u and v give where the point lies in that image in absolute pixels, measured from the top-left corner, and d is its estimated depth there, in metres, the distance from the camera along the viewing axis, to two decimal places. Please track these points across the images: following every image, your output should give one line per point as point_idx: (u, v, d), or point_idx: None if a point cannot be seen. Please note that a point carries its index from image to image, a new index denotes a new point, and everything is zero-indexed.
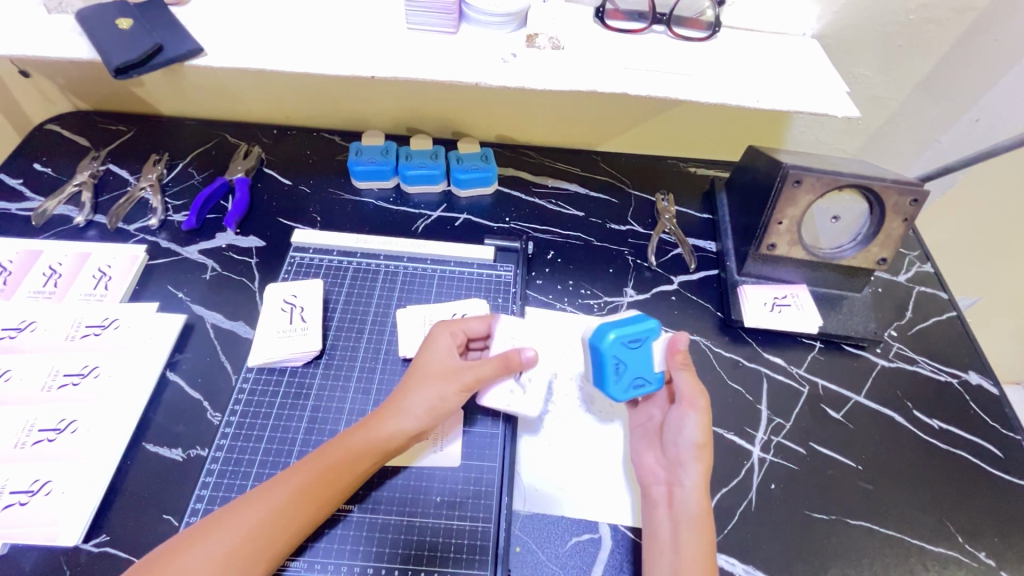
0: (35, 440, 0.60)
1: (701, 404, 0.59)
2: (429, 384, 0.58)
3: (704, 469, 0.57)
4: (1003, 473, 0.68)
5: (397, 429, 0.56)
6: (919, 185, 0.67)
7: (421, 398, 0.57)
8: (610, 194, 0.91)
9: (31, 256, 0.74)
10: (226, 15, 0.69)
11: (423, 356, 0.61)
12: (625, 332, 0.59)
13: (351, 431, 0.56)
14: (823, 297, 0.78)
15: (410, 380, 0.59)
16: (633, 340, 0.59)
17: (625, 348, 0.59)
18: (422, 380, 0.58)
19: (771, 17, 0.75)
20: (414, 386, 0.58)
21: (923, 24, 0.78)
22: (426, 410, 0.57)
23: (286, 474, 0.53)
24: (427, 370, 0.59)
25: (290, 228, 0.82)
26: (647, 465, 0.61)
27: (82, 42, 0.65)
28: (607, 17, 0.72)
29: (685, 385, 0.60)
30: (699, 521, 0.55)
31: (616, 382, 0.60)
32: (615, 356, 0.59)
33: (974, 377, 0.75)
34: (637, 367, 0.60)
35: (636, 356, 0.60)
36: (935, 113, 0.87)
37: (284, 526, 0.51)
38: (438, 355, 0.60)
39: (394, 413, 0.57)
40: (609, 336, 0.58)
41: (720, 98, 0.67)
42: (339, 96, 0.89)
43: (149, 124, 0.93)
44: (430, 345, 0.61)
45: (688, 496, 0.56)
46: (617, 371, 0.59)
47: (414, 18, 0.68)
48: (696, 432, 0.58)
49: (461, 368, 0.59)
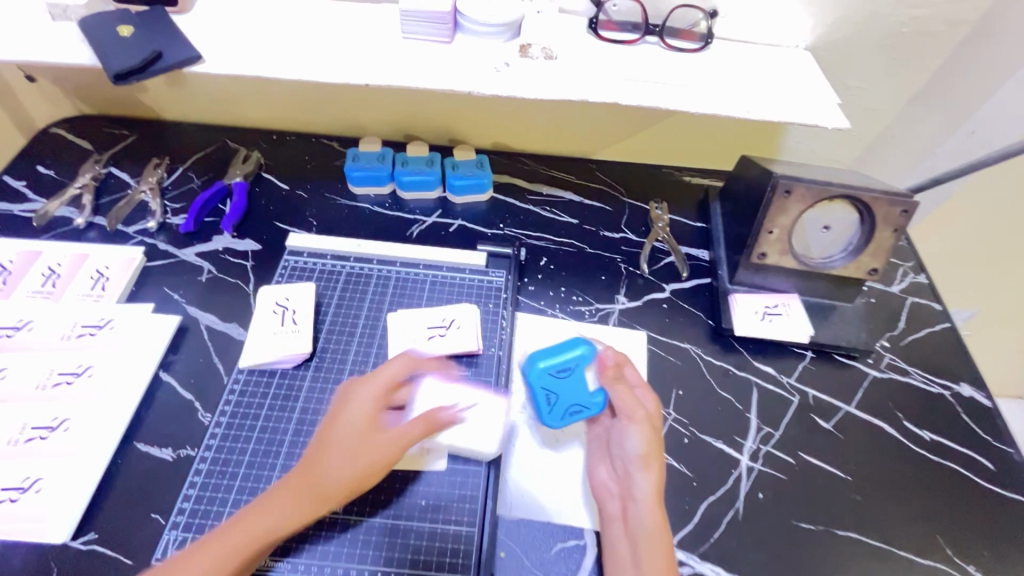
0: (28, 438, 0.61)
1: (641, 414, 0.61)
2: (343, 452, 0.53)
3: (655, 480, 0.58)
4: (994, 486, 0.67)
5: (327, 490, 0.52)
6: (907, 196, 0.67)
7: (339, 466, 0.53)
8: (605, 202, 0.91)
9: (31, 256, 0.75)
10: (226, 23, 0.70)
11: (342, 419, 0.55)
12: (552, 361, 0.66)
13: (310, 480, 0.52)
14: (814, 307, 0.78)
15: (327, 444, 0.54)
16: (560, 369, 0.66)
17: (554, 376, 0.65)
18: (336, 450, 0.53)
19: (763, 29, 0.76)
20: (331, 454, 0.53)
21: (916, 37, 0.78)
22: (350, 472, 0.53)
23: (260, 508, 0.51)
24: (343, 438, 0.54)
25: (286, 232, 0.83)
26: (601, 479, 0.62)
27: (85, 48, 0.66)
28: (600, 28, 0.74)
29: (622, 397, 0.62)
30: (657, 536, 0.55)
31: (549, 411, 0.64)
32: (543, 385, 0.65)
33: (966, 389, 0.75)
34: (570, 396, 0.64)
35: (566, 384, 0.65)
36: (929, 126, 0.88)
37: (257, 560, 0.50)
38: (361, 419, 0.55)
39: (321, 473, 0.52)
40: (539, 363, 0.66)
41: (710, 108, 0.68)
42: (338, 102, 0.90)
43: (151, 129, 0.94)
44: (349, 404, 0.56)
45: (641, 510, 0.56)
46: (548, 401, 0.64)
47: (410, 28, 0.69)
48: (640, 442, 0.59)
49: (384, 435, 0.55)
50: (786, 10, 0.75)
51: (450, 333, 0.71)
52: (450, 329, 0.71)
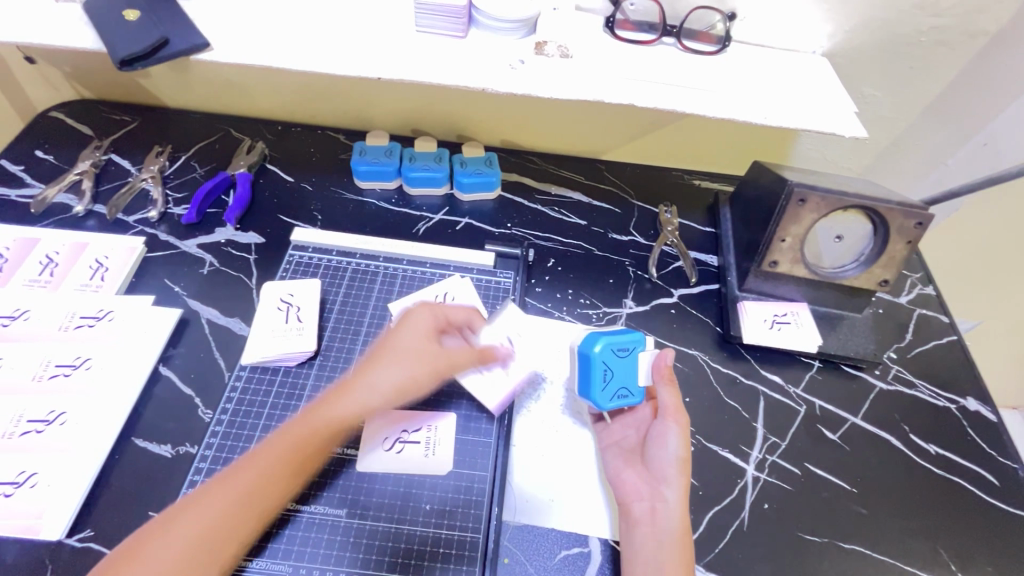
0: (23, 431, 0.59)
1: (682, 419, 0.61)
2: (397, 362, 0.56)
3: (685, 485, 0.58)
4: (999, 502, 0.67)
5: (358, 408, 0.53)
6: (923, 208, 0.67)
7: (385, 375, 0.55)
8: (613, 204, 0.90)
9: (28, 243, 0.74)
10: (234, 10, 0.68)
11: (394, 338, 0.58)
12: (616, 340, 0.62)
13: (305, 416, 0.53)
14: (823, 316, 0.77)
15: (380, 356, 0.57)
16: (620, 350, 0.62)
17: (615, 356, 0.62)
18: (386, 362, 0.56)
19: (781, 33, 0.75)
20: (379, 365, 0.56)
21: (934, 47, 0.77)
22: (389, 389, 0.55)
23: (242, 462, 0.50)
24: (399, 349, 0.57)
25: (290, 226, 0.82)
26: (628, 483, 0.60)
27: (89, 32, 0.65)
28: (617, 27, 0.72)
29: (670, 400, 0.62)
30: (682, 541, 0.55)
31: (601, 390, 0.62)
32: (604, 363, 0.62)
33: (972, 404, 0.75)
34: (622, 378, 0.62)
35: (621, 366, 0.63)
36: (942, 136, 0.87)
37: (249, 517, 0.48)
38: (414, 336, 0.58)
39: (357, 390, 0.54)
40: (601, 343, 0.62)
41: (727, 113, 0.67)
42: (345, 95, 0.89)
43: (153, 115, 0.92)
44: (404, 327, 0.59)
45: (671, 512, 0.56)
46: (603, 380, 0.62)
47: (423, 21, 0.67)
48: (679, 445, 0.60)
49: (434, 352, 0.58)
50: (805, 15, 0.74)
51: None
52: (445, 302, 0.72)
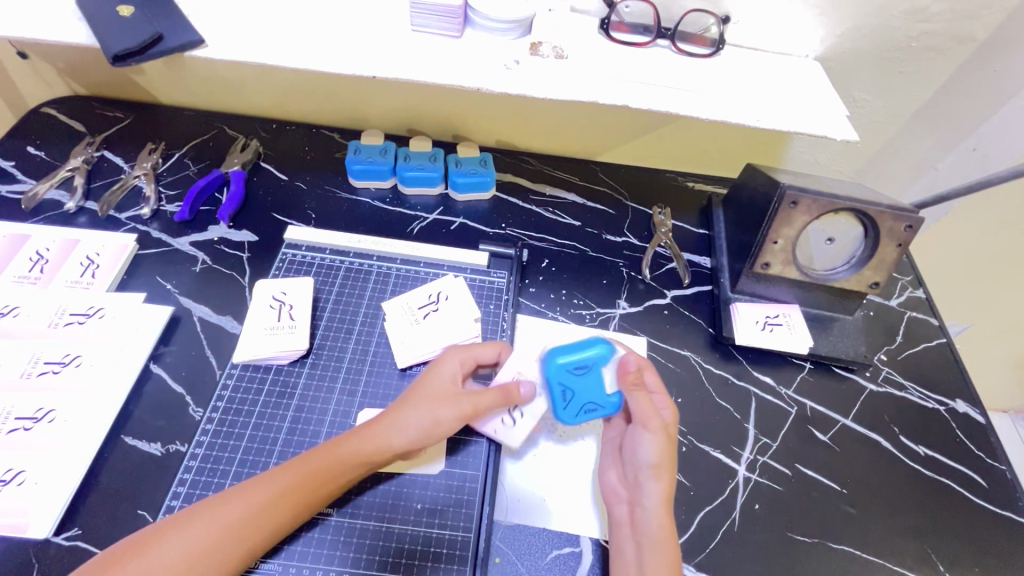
0: (11, 429, 0.59)
1: (657, 423, 0.58)
2: (427, 404, 0.57)
3: (665, 489, 0.56)
4: (987, 503, 0.68)
5: (387, 445, 0.55)
6: (913, 212, 0.67)
7: (413, 418, 0.56)
8: (607, 205, 0.91)
9: (19, 240, 0.73)
10: (229, 8, 0.68)
11: (426, 379, 0.59)
12: (572, 358, 0.59)
13: (343, 440, 0.55)
14: (815, 318, 0.78)
15: (412, 399, 0.58)
16: (580, 365, 0.59)
17: (572, 375, 0.60)
18: (416, 406, 0.57)
19: (774, 37, 0.76)
20: (410, 406, 0.57)
21: (924, 52, 0.78)
22: (418, 430, 0.56)
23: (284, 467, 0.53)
24: (428, 392, 0.58)
25: (284, 224, 0.82)
26: (609, 484, 0.60)
27: (82, 27, 0.64)
28: (612, 29, 0.73)
29: (639, 406, 0.58)
30: (661, 544, 0.54)
31: (564, 408, 0.60)
32: (560, 383, 0.59)
33: (961, 405, 0.75)
34: (586, 394, 0.60)
35: (584, 382, 0.60)
36: (933, 140, 0.88)
37: (261, 531, 0.50)
38: (444, 379, 0.59)
39: (389, 428, 0.55)
40: (557, 360, 0.59)
41: (721, 115, 0.67)
42: (340, 93, 0.89)
43: (147, 112, 0.92)
44: (437, 370, 0.60)
45: (649, 517, 0.55)
46: (564, 398, 0.60)
47: (418, 21, 0.68)
48: (652, 452, 0.57)
49: (462, 395, 0.58)
50: (797, 19, 0.74)
51: (442, 307, 0.72)
52: (439, 302, 0.73)
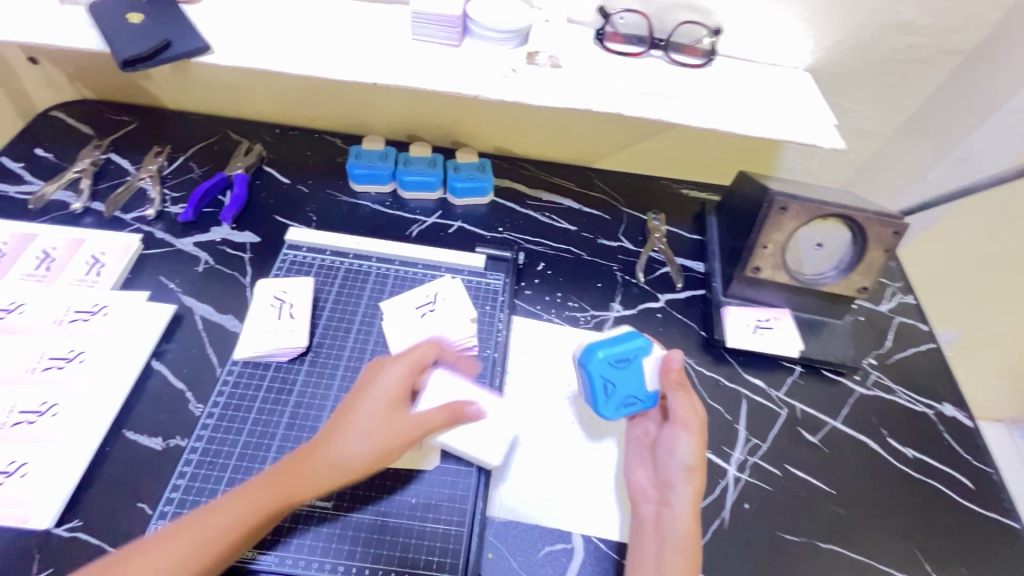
0: (15, 422, 0.60)
1: (694, 425, 0.61)
2: (366, 436, 0.52)
3: (695, 491, 0.59)
4: (973, 504, 0.69)
5: (325, 479, 0.51)
6: (899, 218, 0.69)
7: (355, 446, 0.51)
8: (602, 210, 0.93)
9: (26, 239, 0.75)
10: (236, 16, 0.70)
11: (363, 401, 0.54)
12: (613, 351, 0.63)
13: (285, 470, 0.51)
14: (804, 322, 0.79)
15: (348, 426, 0.52)
16: (622, 359, 0.63)
17: (614, 367, 0.63)
18: (355, 434, 0.52)
19: (765, 48, 0.78)
20: (348, 437, 0.52)
21: (911, 64, 0.80)
22: (365, 456, 0.51)
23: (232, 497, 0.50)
24: (365, 419, 0.52)
25: (285, 226, 0.84)
26: (638, 482, 0.63)
27: (93, 34, 0.67)
28: (606, 39, 0.75)
29: (679, 406, 0.61)
30: (686, 543, 0.56)
31: (606, 401, 0.63)
32: (602, 375, 0.62)
33: (949, 409, 0.76)
34: (628, 387, 0.63)
35: (625, 375, 0.63)
36: (920, 150, 0.90)
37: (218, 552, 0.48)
38: (382, 401, 0.54)
39: (325, 461, 0.51)
40: (598, 354, 0.63)
41: (712, 123, 0.69)
42: (343, 100, 0.91)
43: (153, 116, 0.94)
44: (376, 387, 0.55)
45: (678, 516, 0.57)
46: (606, 391, 0.63)
47: (419, 30, 0.70)
48: (688, 453, 0.60)
49: (405, 421, 0.53)
50: (787, 32, 0.76)
51: (439, 307, 0.74)
52: (436, 303, 0.74)
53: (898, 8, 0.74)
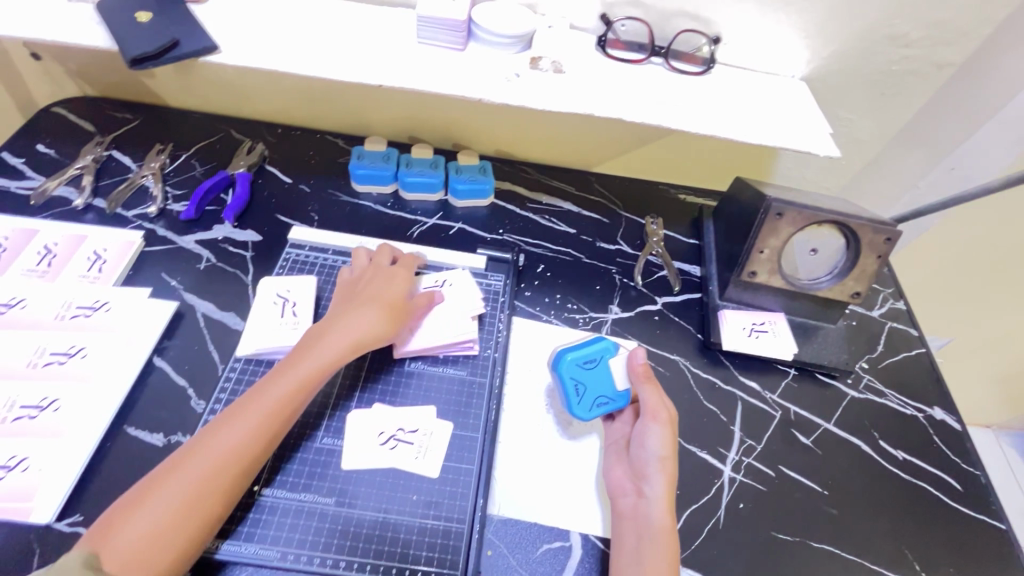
0: (16, 416, 0.60)
1: (664, 416, 0.62)
2: (369, 312, 0.64)
3: (668, 481, 0.60)
4: (961, 506, 0.70)
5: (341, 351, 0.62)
6: (892, 225, 0.70)
7: (360, 322, 0.64)
8: (602, 213, 0.94)
9: (27, 234, 0.75)
10: (242, 16, 0.71)
11: (365, 289, 0.68)
12: (580, 353, 0.67)
13: (305, 351, 0.61)
14: (799, 325, 0.81)
15: (353, 308, 0.65)
16: (588, 360, 0.67)
17: (582, 368, 0.67)
18: (359, 312, 0.64)
19: (762, 58, 0.80)
20: (353, 314, 0.64)
21: (904, 75, 0.82)
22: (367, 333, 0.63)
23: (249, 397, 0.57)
24: (370, 297, 0.66)
25: (287, 225, 0.84)
26: (615, 479, 0.63)
27: (101, 31, 0.67)
28: (608, 46, 0.76)
29: (650, 398, 0.63)
30: (663, 536, 0.57)
31: (578, 402, 0.66)
32: (572, 377, 0.66)
33: (938, 413, 0.78)
34: (597, 387, 0.66)
35: (594, 375, 0.67)
36: (912, 159, 0.92)
37: (244, 459, 0.54)
38: (384, 290, 0.68)
39: (338, 335, 0.62)
40: (567, 355, 0.67)
41: (711, 129, 0.70)
42: (345, 101, 0.92)
43: (155, 114, 0.94)
44: (376, 281, 0.69)
45: (652, 509, 0.58)
46: (578, 391, 0.66)
47: (424, 33, 0.71)
48: (659, 444, 0.61)
49: (399, 301, 0.67)
50: (784, 42, 0.78)
51: (446, 291, 0.75)
52: (444, 287, 0.76)
53: (893, 20, 0.76)
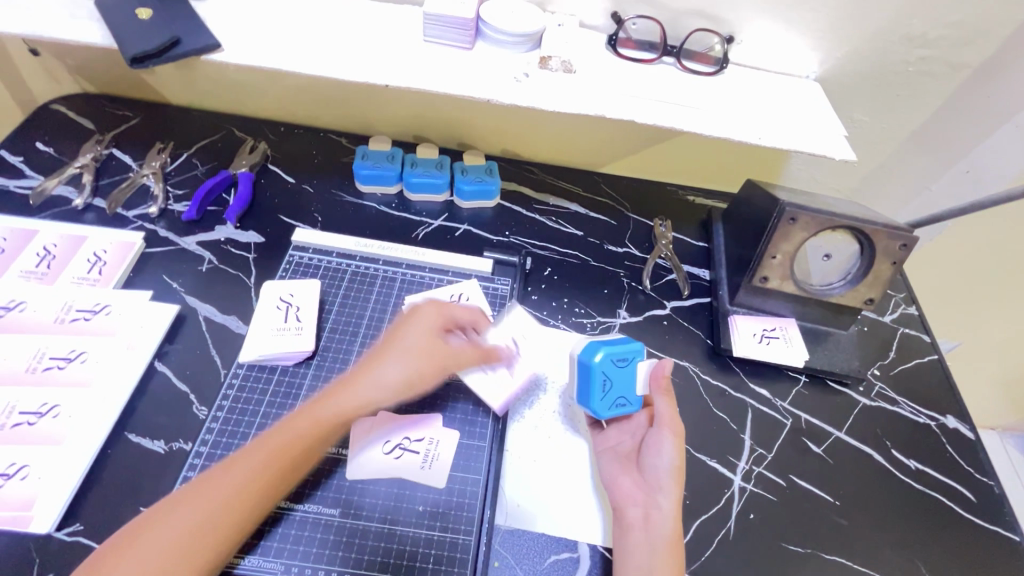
0: (15, 423, 0.59)
1: (678, 429, 0.63)
2: (401, 361, 0.58)
3: (679, 493, 0.60)
4: (974, 517, 0.69)
5: (365, 400, 0.56)
6: (908, 231, 0.69)
7: (390, 373, 0.58)
8: (609, 215, 0.92)
9: (26, 235, 0.74)
10: (245, 13, 0.69)
11: (400, 331, 0.61)
12: (615, 350, 0.65)
13: (322, 399, 0.56)
14: (810, 332, 0.79)
15: (383, 354, 0.59)
16: (620, 359, 0.65)
17: (614, 366, 0.65)
18: (393, 357, 0.58)
19: (776, 58, 0.78)
20: (384, 362, 0.58)
21: (920, 76, 0.80)
22: (398, 382, 0.58)
23: (249, 449, 0.53)
24: (404, 344, 0.59)
25: (290, 226, 0.83)
26: (623, 488, 0.62)
27: (100, 28, 0.65)
28: (619, 45, 0.75)
29: (665, 410, 0.64)
30: (674, 546, 0.57)
31: (601, 399, 0.64)
32: (603, 373, 0.64)
33: (951, 421, 0.77)
34: (621, 388, 0.65)
35: (621, 374, 0.65)
36: (927, 161, 0.90)
37: (234, 514, 0.50)
38: (420, 331, 0.60)
39: (364, 385, 0.57)
40: (601, 352, 0.64)
41: (724, 132, 0.69)
42: (349, 99, 0.90)
43: (156, 112, 0.93)
44: (412, 321, 0.61)
45: (665, 518, 0.58)
46: (603, 389, 0.64)
47: (431, 31, 0.69)
48: (673, 455, 0.61)
49: (439, 349, 0.60)
50: (798, 41, 0.76)
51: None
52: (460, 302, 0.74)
53: (910, 20, 0.74)
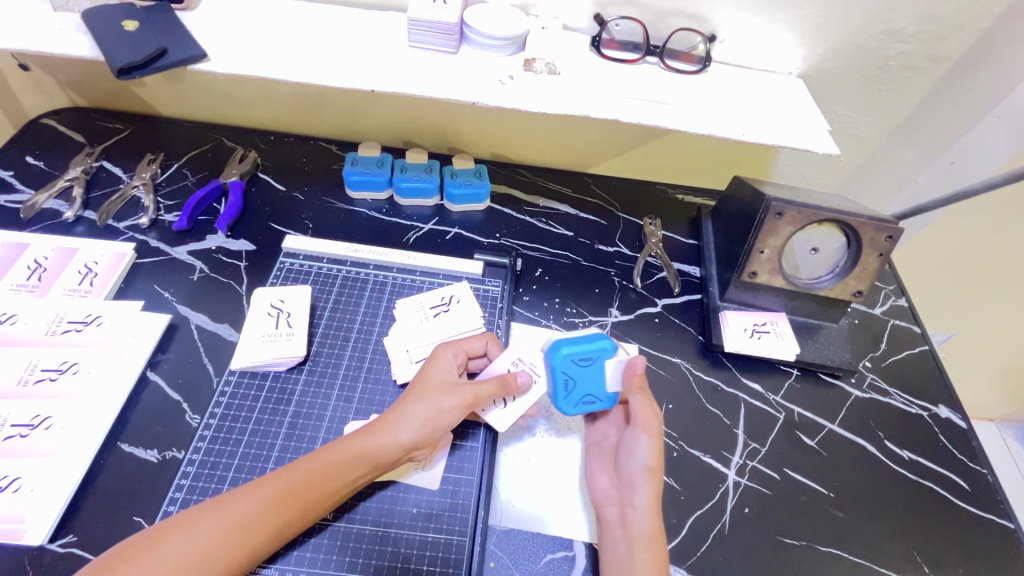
0: (7, 435, 0.59)
1: (654, 427, 0.60)
2: (427, 397, 0.58)
3: (655, 491, 0.58)
4: (968, 505, 0.69)
5: (389, 438, 0.56)
6: (894, 222, 0.69)
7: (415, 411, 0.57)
8: (600, 215, 0.93)
9: (16, 248, 0.74)
10: (231, 24, 0.70)
11: (423, 373, 0.61)
12: (577, 349, 0.60)
13: (345, 439, 0.56)
14: (801, 325, 0.80)
15: (410, 393, 0.59)
16: (584, 358, 0.61)
17: (576, 365, 0.61)
18: (418, 395, 0.59)
19: (758, 55, 0.79)
20: (411, 400, 0.58)
21: (902, 70, 0.81)
22: (423, 422, 0.57)
23: (267, 477, 0.53)
24: (428, 384, 0.60)
25: (282, 234, 0.83)
26: (601, 486, 0.62)
27: (87, 41, 0.66)
28: (603, 46, 0.75)
29: (640, 409, 0.60)
30: (650, 545, 0.56)
31: (565, 397, 0.62)
32: (564, 372, 0.61)
33: (944, 411, 0.77)
34: (587, 387, 0.62)
35: (588, 374, 0.61)
36: (912, 154, 0.91)
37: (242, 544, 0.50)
38: (441, 371, 0.61)
39: (391, 423, 0.57)
40: (562, 351, 0.60)
41: (708, 129, 0.69)
42: (338, 107, 0.91)
43: (146, 124, 0.93)
44: (434, 365, 0.62)
45: (640, 518, 0.57)
46: (567, 387, 0.62)
47: (416, 37, 0.70)
48: (647, 454, 0.59)
49: (461, 385, 0.60)
50: (780, 39, 0.77)
51: (453, 309, 0.74)
52: (451, 305, 0.75)
53: (889, 16, 0.75)
